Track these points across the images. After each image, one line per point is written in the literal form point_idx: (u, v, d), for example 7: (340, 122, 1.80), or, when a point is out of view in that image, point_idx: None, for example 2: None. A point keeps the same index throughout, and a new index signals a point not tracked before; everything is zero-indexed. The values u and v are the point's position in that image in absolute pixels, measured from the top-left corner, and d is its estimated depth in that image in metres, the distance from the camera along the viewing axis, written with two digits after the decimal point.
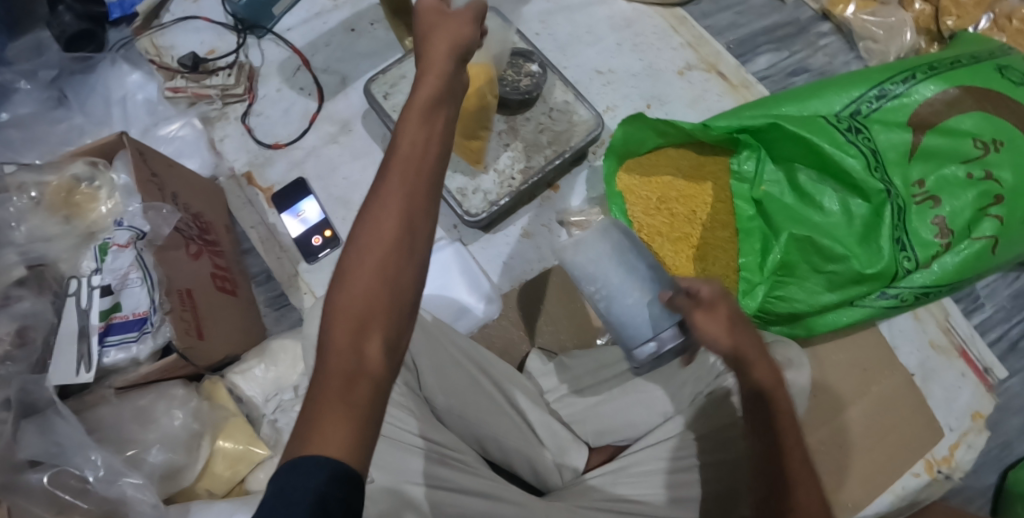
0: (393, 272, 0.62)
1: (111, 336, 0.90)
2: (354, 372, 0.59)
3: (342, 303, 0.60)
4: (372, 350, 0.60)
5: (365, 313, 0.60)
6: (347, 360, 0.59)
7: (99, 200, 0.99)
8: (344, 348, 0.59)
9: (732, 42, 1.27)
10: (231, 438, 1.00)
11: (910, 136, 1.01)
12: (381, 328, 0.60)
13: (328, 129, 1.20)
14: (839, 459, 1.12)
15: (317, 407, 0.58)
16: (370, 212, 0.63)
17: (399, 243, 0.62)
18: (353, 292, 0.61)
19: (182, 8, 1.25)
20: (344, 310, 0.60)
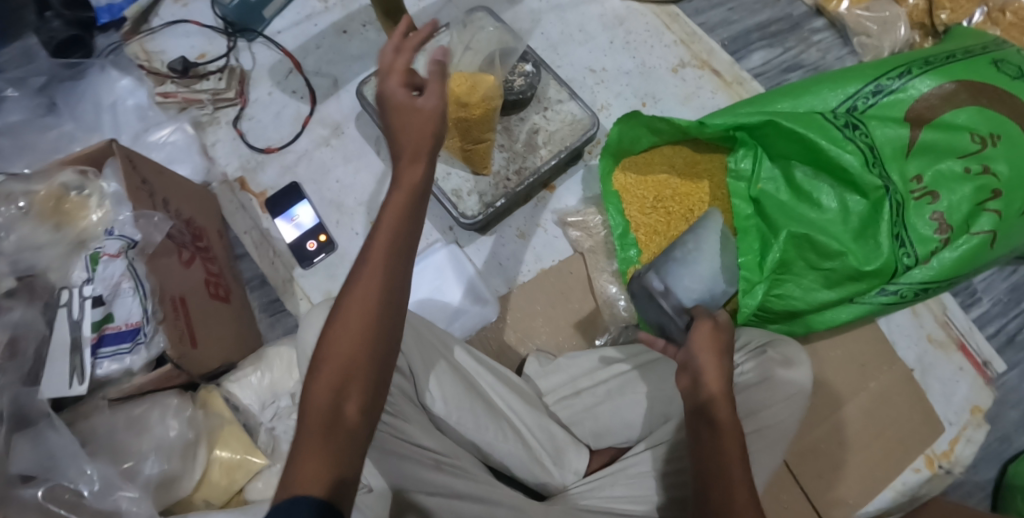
0: (374, 332, 0.67)
1: (104, 348, 0.90)
2: (333, 421, 0.64)
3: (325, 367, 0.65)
4: (351, 407, 0.65)
5: (345, 375, 0.65)
6: (329, 414, 0.64)
7: (90, 209, 0.97)
8: (323, 402, 0.64)
9: (726, 39, 1.26)
10: (228, 447, 0.99)
11: (907, 132, 1.00)
12: (360, 388, 0.65)
13: (321, 132, 1.19)
14: (838, 457, 1.12)
15: (300, 454, 0.62)
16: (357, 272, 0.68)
17: (383, 304, 0.67)
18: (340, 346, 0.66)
19: (171, 12, 1.23)
20: (327, 372, 0.65)
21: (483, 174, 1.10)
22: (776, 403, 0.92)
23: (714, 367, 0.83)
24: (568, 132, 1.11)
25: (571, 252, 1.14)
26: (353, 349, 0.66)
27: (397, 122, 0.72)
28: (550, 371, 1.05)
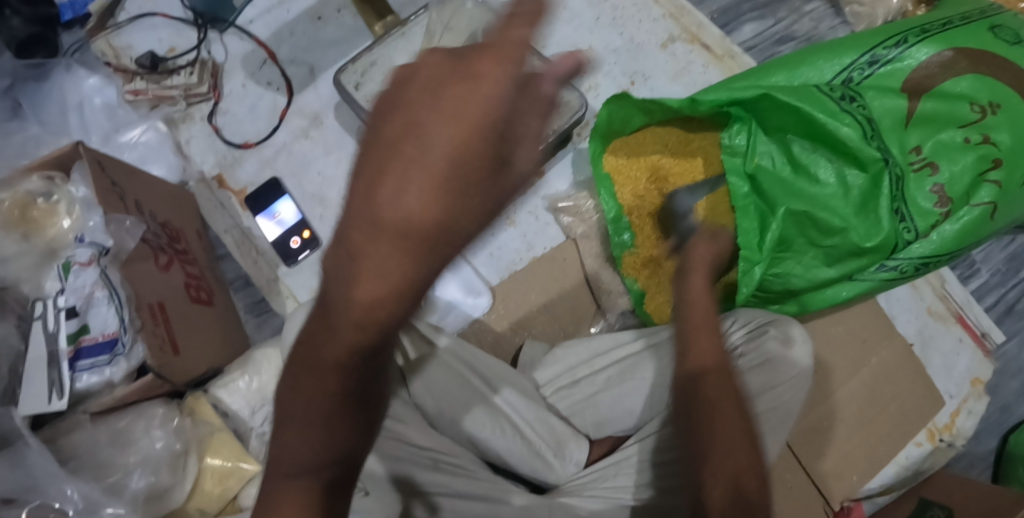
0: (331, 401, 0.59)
1: (82, 360, 0.87)
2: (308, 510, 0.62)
3: (286, 465, 0.61)
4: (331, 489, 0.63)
5: (317, 470, 0.62)
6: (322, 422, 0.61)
7: (59, 215, 0.94)
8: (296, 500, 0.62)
9: (715, 12, 1.22)
10: (219, 455, 0.96)
11: (906, 102, 0.97)
12: (338, 475, 0.63)
13: (299, 123, 1.15)
14: (843, 436, 1.10)
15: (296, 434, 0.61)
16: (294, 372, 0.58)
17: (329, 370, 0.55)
18: (306, 408, 0.58)
19: (137, 6, 1.18)
20: (290, 470, 0.61)
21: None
22: (780, 384, 0.90)
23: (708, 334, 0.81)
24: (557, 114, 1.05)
25: (563, 239, 1.10)
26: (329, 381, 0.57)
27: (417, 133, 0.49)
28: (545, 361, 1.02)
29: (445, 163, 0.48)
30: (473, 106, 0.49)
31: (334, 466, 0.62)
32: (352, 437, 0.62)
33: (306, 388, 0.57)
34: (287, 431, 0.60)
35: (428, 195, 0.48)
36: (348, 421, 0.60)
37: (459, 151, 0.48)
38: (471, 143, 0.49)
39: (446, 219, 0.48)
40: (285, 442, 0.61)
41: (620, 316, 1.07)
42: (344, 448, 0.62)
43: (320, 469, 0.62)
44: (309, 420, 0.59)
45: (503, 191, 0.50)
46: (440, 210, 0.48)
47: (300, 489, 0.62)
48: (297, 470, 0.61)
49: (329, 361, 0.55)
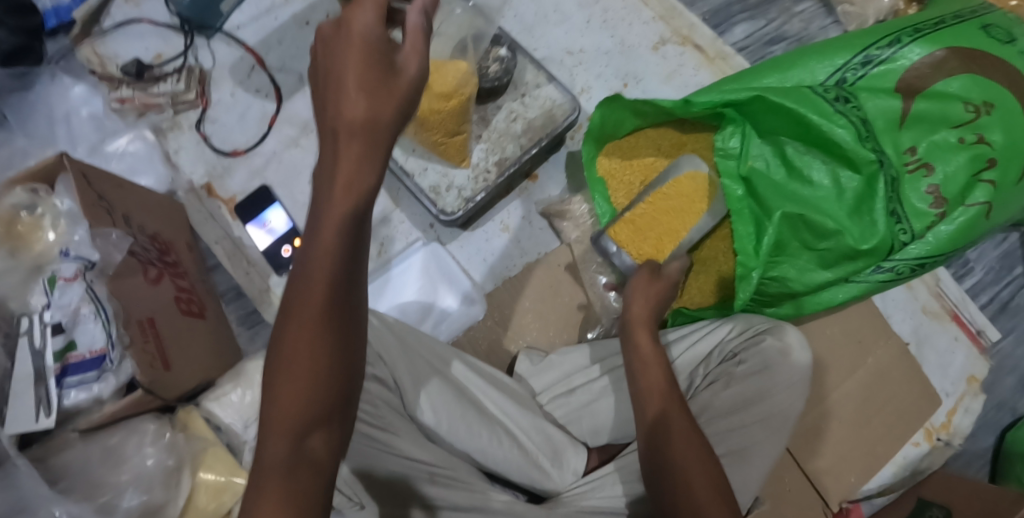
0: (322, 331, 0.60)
1: (70, 377, 0.85)
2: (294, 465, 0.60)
3: (278, 414, 0.60)
4: (315, 446, 0.61)
5: (304, 419, 0.60)
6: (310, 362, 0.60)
7: (44, 229, 0.92)
8: (280, 451, 0.60)
9: (707, 13, 1.21)
10: (212, 470, 0.94)
11: (900, 103, 0.96)
12: (325, 427, 0.61)
13: (288, 132, 1.13)
14: (845, 437, 1.10)
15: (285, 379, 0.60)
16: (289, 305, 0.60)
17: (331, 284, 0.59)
18: (302, 335, 0.59)
19: (123, 13, 1.16)
20: (281, 420, 0.60)
21: (460, 167, 1.03)
22: (777, 391, 0.89)
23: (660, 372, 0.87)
24: (548, 118, 1.04)
25: (557, 244, 1.09)
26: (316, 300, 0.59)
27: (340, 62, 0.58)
28: (543, 368, 1.00)
29: (361, 67, 0.58)
30: (360, 28, 0.59)
31: (321, 413, 0.61)
32: (340, 381, 0.62)
33: (298, 309, 0.59)
34: (279, 374, 0.60)
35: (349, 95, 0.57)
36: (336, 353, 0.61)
37: (368, 61, 0.58)
38: (374, 53, 0.58)
39: (377, 108, 0.57)
40: (275, 387, 0.60)
41: (616, 321, 1.05)
42: (331, 393, 0.61)
43: (307, 416, 0.60)
44: (302, 347, 0.59)
45: (406, 91, 0.59)
46: (366, 106, 0.57)
47: (287, 438, 0.60)
48: (285, 419, 0.60)
49: (321, 269, 0.59)
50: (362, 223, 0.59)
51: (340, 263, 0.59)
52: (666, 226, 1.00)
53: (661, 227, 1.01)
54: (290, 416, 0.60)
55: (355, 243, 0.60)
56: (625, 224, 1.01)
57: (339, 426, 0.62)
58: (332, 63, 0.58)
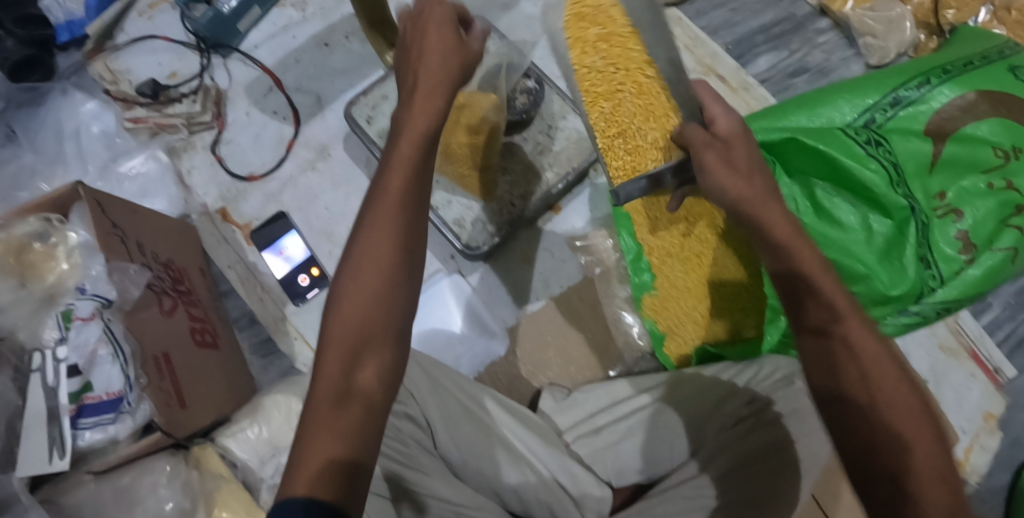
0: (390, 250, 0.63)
1: (85, 418, 0.82)
2: (346, 391, 0.60)
3: (338, 329, 0.61)
4: (366, 376, 0.61)
5: (361, 338, 0.61)
6: (377, 279, 0.62)
7: (57, 259, 0.88)
8: (335, 371, 0.60)
9: (730, 43, 1.20)
10: (227, 508, 0.91)
11: (931, 146, 0.97)
12: (379, 353, 0.61)
13: (305, 155, 1.10)
14: None
15: (348, 296, 0.62)
16: (363, 226, 0.64)
17: (403, 202, 0.64)
18: (372, 250, 0.63)
19: (137, 27, 1.14)
20: (340, 336, 0.61)
21: (484, 200, 1.03)
22: (806, 433, 0.88)
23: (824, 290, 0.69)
24: (574, 152, 1.03)
25: (581, 277, 1.08)
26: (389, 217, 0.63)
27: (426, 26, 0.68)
28: (566, 406, 1.00)
29: (436, 24, 0.68)
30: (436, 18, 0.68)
31: (378, 335, 0.62)
32: (400, 309, 0.63)
33: (369, 225, 0.63)
34: (343, 288, 0.63)
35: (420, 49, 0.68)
36: (400, 278, 0.63)
37: (440, 22, 0.68)
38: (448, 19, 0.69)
39: (448, 56, 0.67)
40: (336, 305, 0.62)
41: (638, 359, 1.06)
42: (390, 316, 0.62)
43: (364, 335, 0.61)
44: (371, 261, 0.62)
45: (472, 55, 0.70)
46: (438, 62, 0.67)
47: (343, 358, 0.61)
48: (344, 335, 0.61)
49: (394, 187, 0.64)
50: (428, 161, 0.67)
51: (413, 185, 0.65)
52: (634, 96, 0.78)
53: (631, 97, 0.79)
54: (347, 332, 0.61)
55: (425, 170, 0.67)
56: (617, 153, 0.83)
57: (394, 362, 0.62)
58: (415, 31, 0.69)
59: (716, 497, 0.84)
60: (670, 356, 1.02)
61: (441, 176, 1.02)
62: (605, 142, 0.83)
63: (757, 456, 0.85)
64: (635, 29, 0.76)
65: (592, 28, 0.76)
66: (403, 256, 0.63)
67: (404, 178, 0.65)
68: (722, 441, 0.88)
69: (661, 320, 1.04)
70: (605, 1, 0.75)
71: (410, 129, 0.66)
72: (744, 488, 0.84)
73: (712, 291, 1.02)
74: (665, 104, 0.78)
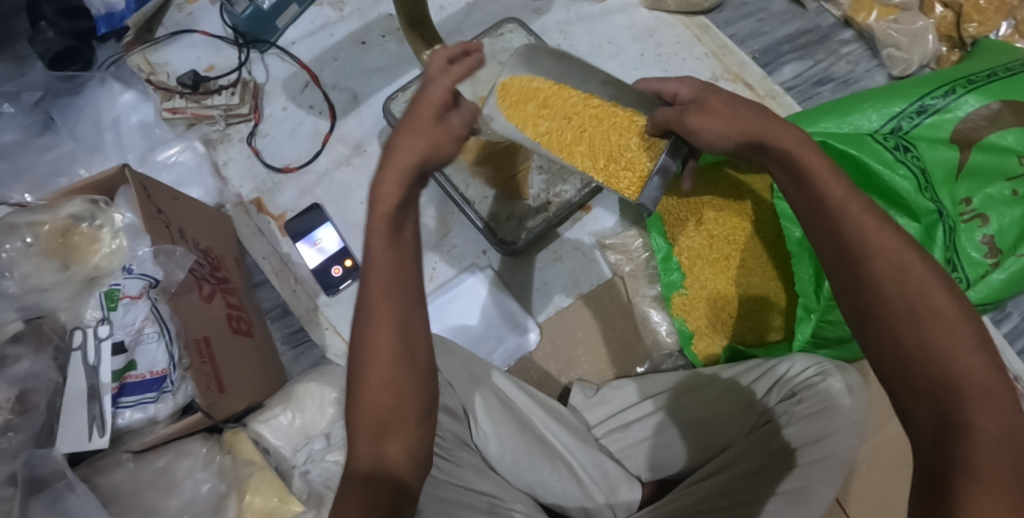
0: (396, 334, 0.66)
1: (126, 397, 0.82)
2: (377, 469, 0.64)
3: (361, 416, 0.66)
4: (393, 452, 0.65)
5: (382, 423, 0.65)
6: (386, 361, 0.66)
7: (102, 241, 0.89)
8: (365, 453, 0.65)
9: (757, 51, 1.22)
10: (259, 494, 0.91)
11: (957, 154, 0.99)
12: (402, 433, 0.65)
13: (341, 151, 1.11)
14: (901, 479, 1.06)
15: (364, 381, 0.66)
16: (365, 316, 0.67)
17: (398, 287, 0.67)
18: (373, 338, 0.66)
19: (175, 21, 1.15)
20: (363, 422, 0.65)
21: (522, 199, 1.06)
22: (837, 431, 0.87)
23: (872, 233, 0.64)
24: None
25: (610, 277, 1.10)
26: (386, 305, 0.67)
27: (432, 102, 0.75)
28: (596, 403, 1.02)
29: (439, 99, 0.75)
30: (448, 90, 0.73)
31: (399, 418, 0.65)
32: (413, 380, 0.66)
33: (370, 312, 0.67)
34: (357, 382, 0.67)
35: (404, 131, 0.71)
36: (405, 356, 0.66)
37: (429, 103, 0.72)
38: (437, 99, 0.72)
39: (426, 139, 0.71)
40: (357, 394, 0.66)
41: (666, 356, 1.07)
42: (406, 400, 0.66)
43: (384, 421, 0.65)
44: (375, 347, 0.66)
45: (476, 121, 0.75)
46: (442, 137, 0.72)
47: (369, 441, 0.65)
48: (367, 421, 0.65)
49: (383, 274, 0.67)
50: (403, 239, 0.69)
51: (397, 279, 0.68)
52: (597, 124, 0.81)
53: (597, 126, 0.81)
54: (368, 416, 0.65)
55: (408, 255, 0.69)
56: (616, 177, 0.81)
57: (417, 435, 0.66)
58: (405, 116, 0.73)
59: (728, 496, 0.85)
60: (698, 354, 1.04)
61: (477, 176, 1.06)
62: (602, 164, 0.82)
63: (778, 459, 0.86)
64: (557, 82, 0.83)
65: (528, 106, 0.83)
66: (403, 335, 0.67)
67: (387, 269, 0.68)
68: (753, 440, 0.89)
69: (692, 319, 1.05)
70: (518, 83, 0.83)
71: (381, 213, 0.69)
72: (767, 486, 0.84)
73: (741, 292, 1.03)
74: (626, 113, 0.82)
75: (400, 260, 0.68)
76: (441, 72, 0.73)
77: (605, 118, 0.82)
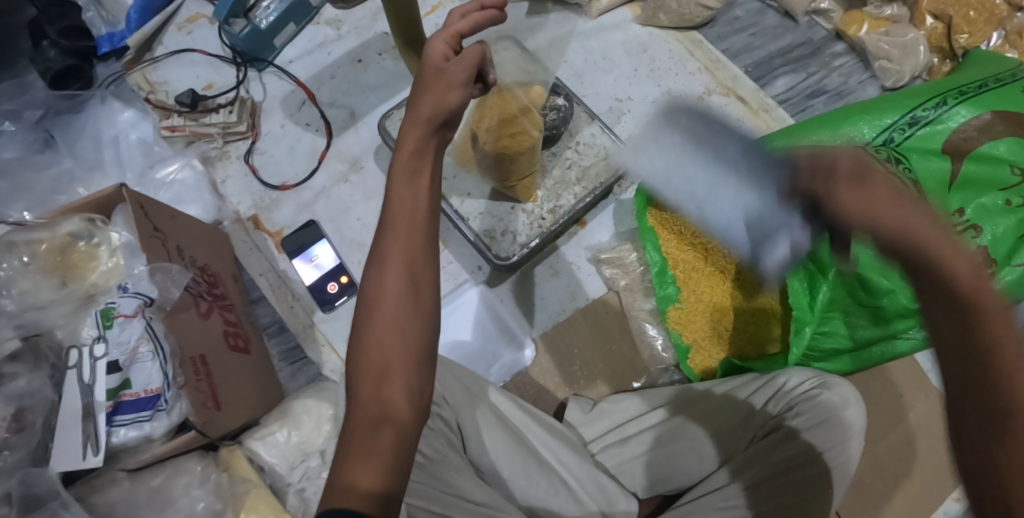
0: (411, 277, 0.67)
1: (121, 415, 0.82)
2: (379, 418, 0.64)
3: (363, 360, 0.65)
4: (394, 399, 0.64)
5: (385, 366, 0.65)
6: (392, 302, 0.66)
7: (99, 260, 0.90)
8: (367, 398, 0.64)
9: (749, 65, 1.23)
10: (255, 512, 0.90)
11: (949, 164, 1.00)
12: (403, 378, 0.65)
13: (338, 167, 1.12)
14: (901, 488, 1.08)
15: (370, 326, 0.66)
16: (375, 266, 0.68)
17: (413, 236, 0.68)
18: (382, 282, 0.67)
19: (175, 40, 1.15)
20: (365, 367, 0.65)
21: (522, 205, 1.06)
22: (838, 445, 0.88)
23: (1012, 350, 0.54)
24: (603, 168, 1.07)
25: (605, 291, 1.10)
26: (397, 250, 0.68)
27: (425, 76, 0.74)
28: (594, 417, 1.01)
29: (436, 90, 0.72)
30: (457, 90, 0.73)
31: (399, 363, 0.65)
32: (418, 327, 0.67)
33: (381, 257, 0.68)
34: (363, 328, 0.67)
35: (402, 146, 0.71)
36: (411, 301, 0.67)
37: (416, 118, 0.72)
38: (437, 55, 0.75)
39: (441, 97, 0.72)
40: (362, 337, 0.66)
41: (662, 370, 1.07)
42: (412, 346, 0.66)
43: (385, 365, 0.65)
44: (384, 290, 0.67)
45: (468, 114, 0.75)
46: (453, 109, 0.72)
47: (371, 384, 0.65)
48: (369, 366, 0.65)
49: (395, 224, 0.69)
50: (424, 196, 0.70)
51: (414, 231, 0.68)
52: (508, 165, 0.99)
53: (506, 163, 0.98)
54: (372, 360, 0.65)
55: (423, 211, 0.70)
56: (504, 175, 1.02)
57: (418, 383, 0.66)
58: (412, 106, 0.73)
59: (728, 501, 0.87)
60: (694, 368, 1.03)
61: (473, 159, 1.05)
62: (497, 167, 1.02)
63: (780, 471, 0.88)
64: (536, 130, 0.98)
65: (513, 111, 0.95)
66: (411, 281, 0.67)
67: (400, 222, 0.69)
68: (753, 453, 0.90)
69: (686, 333, 1.05)
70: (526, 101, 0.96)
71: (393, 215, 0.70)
72: (766, 501, 0.86)
73: (737, 306, 1.05)
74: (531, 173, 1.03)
75: (413, 204, 0.69)
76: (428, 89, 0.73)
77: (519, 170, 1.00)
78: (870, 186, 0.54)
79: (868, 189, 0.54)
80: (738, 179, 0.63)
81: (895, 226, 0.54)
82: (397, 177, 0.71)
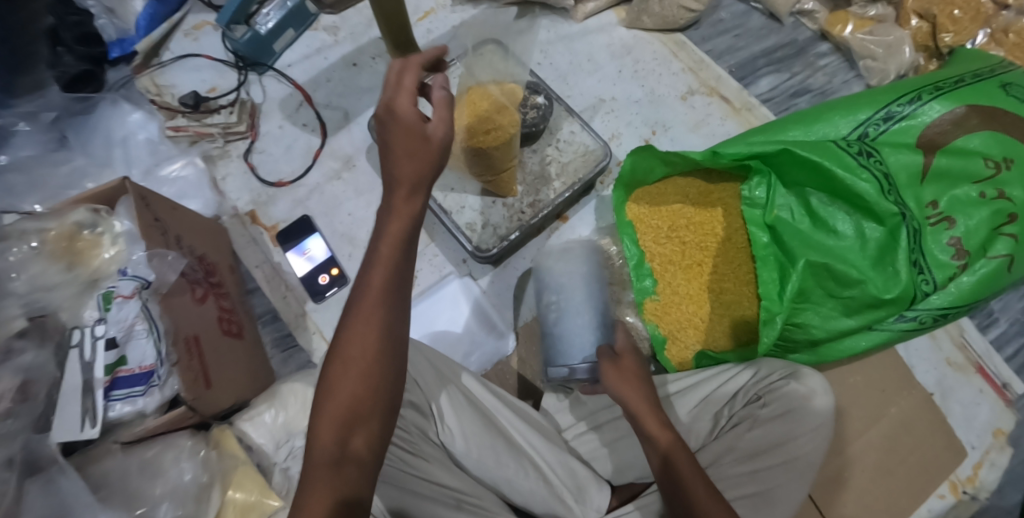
0: (387, 326, 0.69)
1: (117, 390, 0.87)
2: (340, 459, 0.67)
3: (332, 405, 0.68)
4: (356, 445, 0.68)
5: (354, 414, 0.68)
6: (364, 350, 0.68)
7: (103, 247, 0.97)
8: (328, 442, 0.68)
9: (733, 66, 1.25)
10: (242, 489, 0.97)
11: (921, 158, 0.98)
12: (369, 426, 0.69)
13: (331, 165, 1.18)
14: (888, 485, 1.08)
15: (341, 371, 0.68)
16: (354, 312, 0.69)
17: (391, 286, 0.69)
18: (358, 330, 0.68)
19: (181, 46, 1.24)
20: (332, 413, 0.68)
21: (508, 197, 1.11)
22: (801, 434, 0.89)
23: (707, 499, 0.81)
24: (582, 163, 1.12)
25: None
26: (375, 301, 0.69)
27: (398, 137, 0.72)
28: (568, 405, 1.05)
29: (412, 146, 0.72)
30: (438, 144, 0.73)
31: (366, 412, 0.68)
32: (387, 375, 0.69)
33: (358, 306, 0.69)
34: (333, 372, 0.69)
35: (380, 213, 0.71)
36: (384, 351, 0.69)
37: (404, 181, 0.71)
38: (409, 116, 0.72)
39: (429, 164, 0.72)
40: (330, 382, 0.69)
41: None
42: (379, 395, 0.69)
43: (353, 413, 0.68)
44: (358, 340, 0.68)
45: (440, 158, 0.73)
46: (420, 168, 0.71)
47: (336, 428, 0.68)
48: (336, 414, 0.68)
49: (378, 273, 0.69)
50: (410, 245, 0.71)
51: (393, 278, 0.70)
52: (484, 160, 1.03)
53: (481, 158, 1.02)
54: (340, 407, 0.68)
55: (403, 263, 0.71)
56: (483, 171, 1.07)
57: (381, 429, 0.69)
58: (395, 166, 0.71)
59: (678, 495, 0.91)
60: (671, 360, 1.06)
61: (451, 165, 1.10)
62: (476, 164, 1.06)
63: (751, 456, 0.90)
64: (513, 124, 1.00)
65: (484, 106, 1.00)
66: (387, 331, 0.69)
67: (383, 273, 0.69)
68: (726, 444, 0.92)
69: (663, 324, 1.08)
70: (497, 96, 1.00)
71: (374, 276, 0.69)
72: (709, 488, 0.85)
73: (713, 297, 1.07)
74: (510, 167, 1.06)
75: (399, 259, 0.70)
76: (402, 152, 0.71)
77: (496, 169, 1.04)
78: (624, 370, 0.93)
79: (619, 370, 0.93)
80: (590, 319, 1.04)
81: (631, 405, 0.89)
82: (387, 213, 0.71)
